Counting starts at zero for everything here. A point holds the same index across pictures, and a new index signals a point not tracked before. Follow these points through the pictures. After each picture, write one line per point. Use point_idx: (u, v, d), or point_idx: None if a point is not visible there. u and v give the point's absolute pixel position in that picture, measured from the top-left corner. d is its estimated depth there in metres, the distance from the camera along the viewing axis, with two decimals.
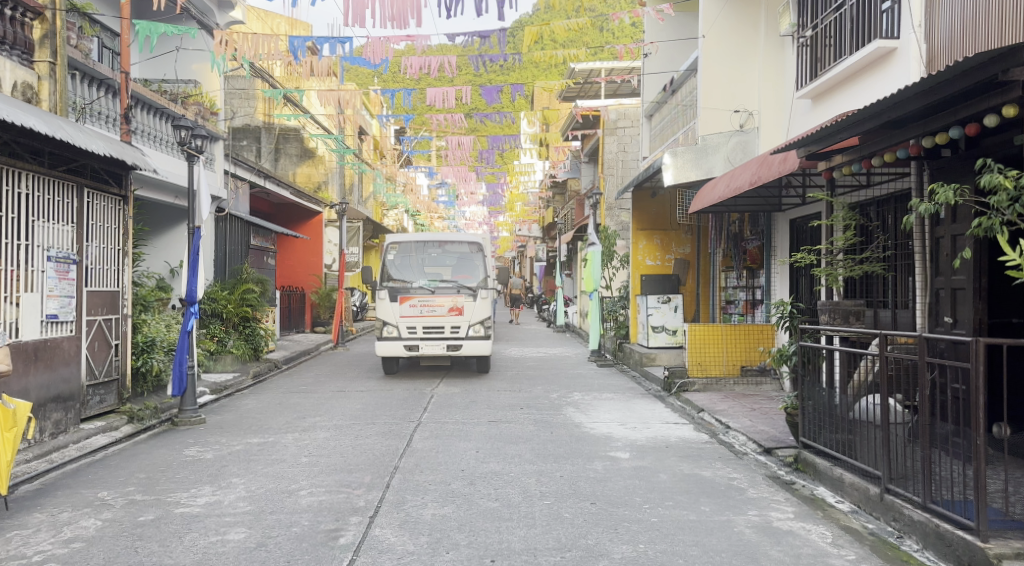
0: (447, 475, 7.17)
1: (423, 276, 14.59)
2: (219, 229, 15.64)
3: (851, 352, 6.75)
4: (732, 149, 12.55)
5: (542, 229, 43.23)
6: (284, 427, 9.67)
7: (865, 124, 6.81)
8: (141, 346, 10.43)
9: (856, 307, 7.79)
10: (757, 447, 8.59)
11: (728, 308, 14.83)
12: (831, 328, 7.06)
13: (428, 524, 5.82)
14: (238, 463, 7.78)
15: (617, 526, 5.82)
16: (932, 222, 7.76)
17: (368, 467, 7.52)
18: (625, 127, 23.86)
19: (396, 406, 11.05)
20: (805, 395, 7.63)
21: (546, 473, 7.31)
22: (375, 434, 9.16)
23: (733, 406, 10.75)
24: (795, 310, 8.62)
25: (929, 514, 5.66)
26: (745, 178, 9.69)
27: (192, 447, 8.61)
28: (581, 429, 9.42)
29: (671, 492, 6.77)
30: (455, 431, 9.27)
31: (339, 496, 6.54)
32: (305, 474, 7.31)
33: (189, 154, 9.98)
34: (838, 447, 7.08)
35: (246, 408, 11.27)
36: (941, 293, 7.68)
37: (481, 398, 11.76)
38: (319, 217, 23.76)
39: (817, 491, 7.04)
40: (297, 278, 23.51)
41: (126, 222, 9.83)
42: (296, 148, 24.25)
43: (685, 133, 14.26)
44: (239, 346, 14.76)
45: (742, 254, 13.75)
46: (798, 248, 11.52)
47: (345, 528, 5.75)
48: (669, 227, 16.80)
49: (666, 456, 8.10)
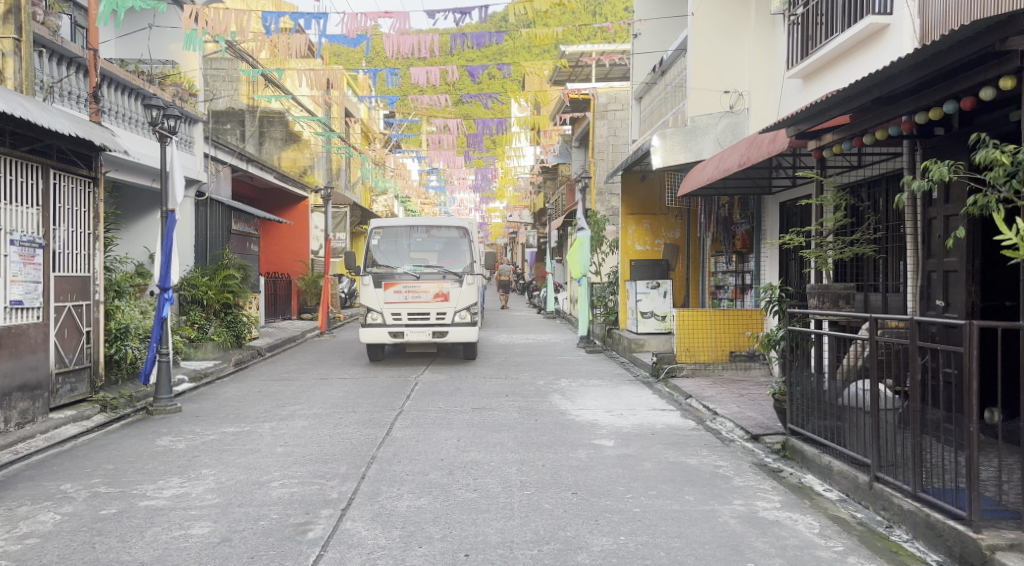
0: (425, 465, 6.95)
1: (408, 261, 14.32)
2: (199, 214, 15.38)
3: (839, 337, 6.57)
4: (722, 131, 12.18)
5: (535, 215, 43.01)
6: (262, 416, 9.44)
7: (856, 101, 6.62)
8: (114, 334, 10.13)
9: (845, 290, 7.54)
10: (745, 434, 8.39)
11: (717, 293, 14.58)
12: (820, 312, 6.87)
13: (402, 517, 5.60)
14: (210, 454, 7.56)
15: (598, 517, 5.62)
16: (924, 202, 7.53)
17: (344, 457, 7.29)
18: (615, 111, 23.58)
19: (379, 394, 10.83)
20: (793, 381, 7.46)
21: (527, 462, 7.10)
22: (354, 423, 8.92)
23: (721, 392, 10.56)
24: (783, 294, 8.43)
25: (919, 503, 5.46)
26: (736, 160, 9.36)
27: (164, 437, 8.38)
28: (566, 417, 9.20)
29: (654, 481, 6.57)
30: (438, 419, 9.06)
31: (312, 487, 6.32)
32: (278, 464, 7.09)
33: (162, 135, 9.66)
34: (826, 434, 6.90)
35: (225, 396, 11.05)
36: (933, 276, 7.45)
37: (466, 385, 11.54)
38: (305, 203, 23.46)
39: (805, 479, 6.86)
40: (283, 265, 23.36)
41: (96, 205, 9.56)
42: (280, 132, 23.66)
43: (675, 116, 13.97)
44: (221, 333, 14.47)
45: (732, 237, 13.55)
46: (788, 230, 11.32)
47: (315, 521, 5.52)
48: (658, 211, 16.57)
49: (651, 444, 7.91)
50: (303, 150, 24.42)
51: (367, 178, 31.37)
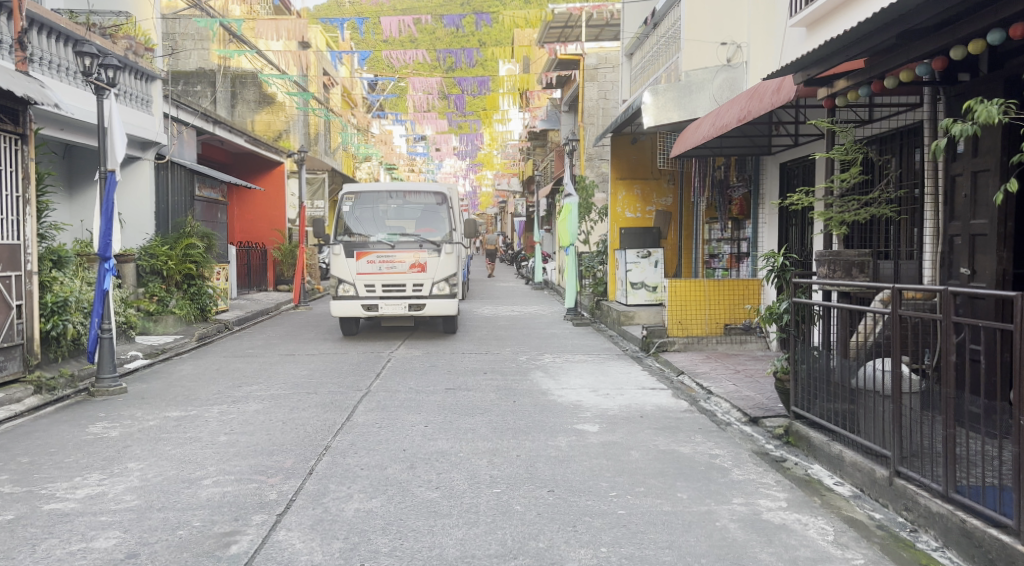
0: (384, 458, 6.11)
1: (382, 230, 13.36)
2: (159, 177, 14.61)
3: (852, 310, 5.75)
4: (719, 87, 11.30)
5: (523, 183, 42.01)
6: (214, 398, 8.59)
7: (876, 37, 5.70)
8: (50, 309, 9.23)
9: (859, 257, 6.55)
10: (742, 417, 7.57)
11: (711, 263, 13.67)
12: (829, 283, 6.08)
13: (347, 524, 4.78)
14: (143, 444, 6.75)
15: (576, 522, 4.81)
16: (947, 158, 6.70)
17: (295, 447, 6.46)
18: (605, 72, 22.69)
19: (346, 372, 10.03)
20: (798, 358, 6.71)
21: (499, 453, 6.26)
22: (312, 406, 8.08)
23: (715, 368, 9.80)
24: (786, 262, 7.58)
25: (950, 505, 4.66)
26: (734, 114, 8.49)
27: (98, 423, 7.56)
28: (548, 398, 8.38)
29: (642, 475, 5.72)
30: (406, 401, 8.23)
31: (248, 486, 5.50)
32: (217, 457, 6.26)
33: (97, 86, 8.75)
34: (835, 420, 6.11)
35: (179, 374, 10.24)
36: (955, 241, 6.59)
37: (442, 362, 10.72)
38: (280, 168, 22.38)
39: (812, 470, 6.02)
40: (259, 235, 22.38)
41: (25, 164, 8.72)
42: (254, 94, 23.04)
43: (667, 71, 13.10)
44: (183, 307, 13.71)
45: (727, 203, 12.56)
46: (789, 192, 10.50)
47: (243, 531, 4.70)
48: (649, 176, 15.67)
49: (639, 429, 7.07)
50: (278, 113, 23.49)
51: (349, 143, 30.47)
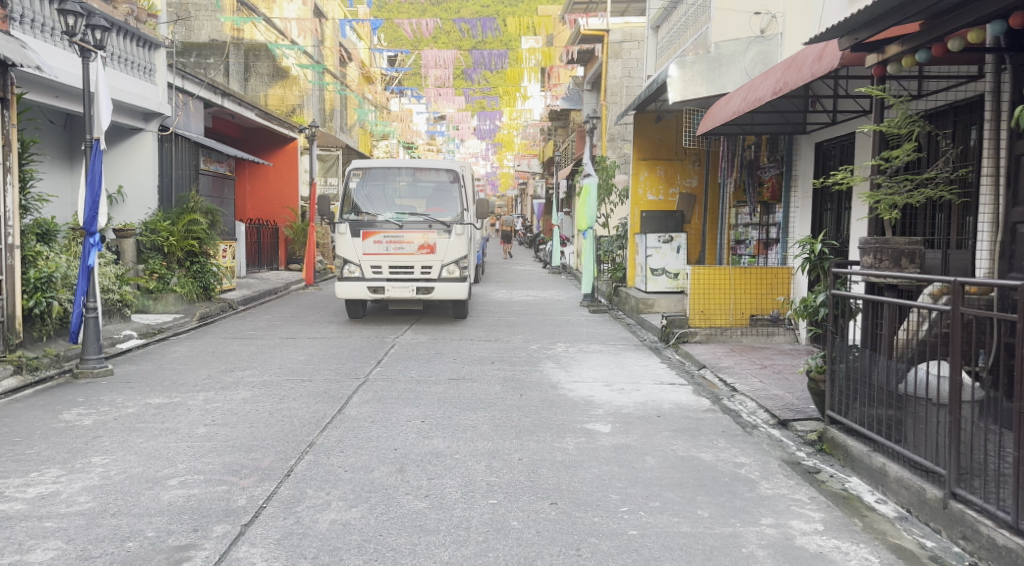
0: (372, 459, 5.51)
1: (391, 209, 12.72)
2: (162, 150, 14.09)
3: (903, 305, 5.07)
4: (751, 61, 10.64)
5: (544, 164, 41.21)
6: (201, 384, 8.05)
7: None
8: (34, 285, 8.70)
9: (911, 245, 5.76)
10: (770, 419, 6.91)
11: (738, 249, 12.91)
12: (875, 274, 5.41)
13: (318, 540, 4.20)
14: (115, 434, 6.20)
15: (580, 545, 4.19)
16: (1011, 136, 6.00)
17: (276, 444, 5.88)
18: (631, 49, 21.80)
19: (346, 358, 9.46)
20: (836, 356, 6.04)
21: (499, 456, 5.65)
22: (304, 396, 7.50)
23: (739, 363, 9.12)
24: (824, 249, 6.84)
25: (1019, 538, 3.98)
26: (769, 87, 7.78)
27: (73, 409, 7.02)
28: (557, 392, 7.75)
29: (659, 486, 5.08)
30: (404, 392, 7.63)
31: (217, 490, 4.93)
32: (190, 453, 5.70)
33: (82, 47, 8.16)
34: (878, 428, 5.43)
35: (171, 356, 9.71)
36: (1018, 230, 5.89)
37: (448, 349, 10.13)
38: (293, 144, 21.84)
39: (850, 484, 5.35)
40: (270, 212, 21.87)
41: (7, 131, 8.17)
42: (267, 67, 22.51)
43: (696, 42, 12.44)
44: (185, 285, 13.26)
45: (756, 185, 11.86)
46: (824, 175, 9.82)
47: (199, 545, 4.14)
48: (673, 156, 14.85)
49: (656, 431, 6.42)
50: (292, 87, 22.90)
51: (366, 120, 29.81)
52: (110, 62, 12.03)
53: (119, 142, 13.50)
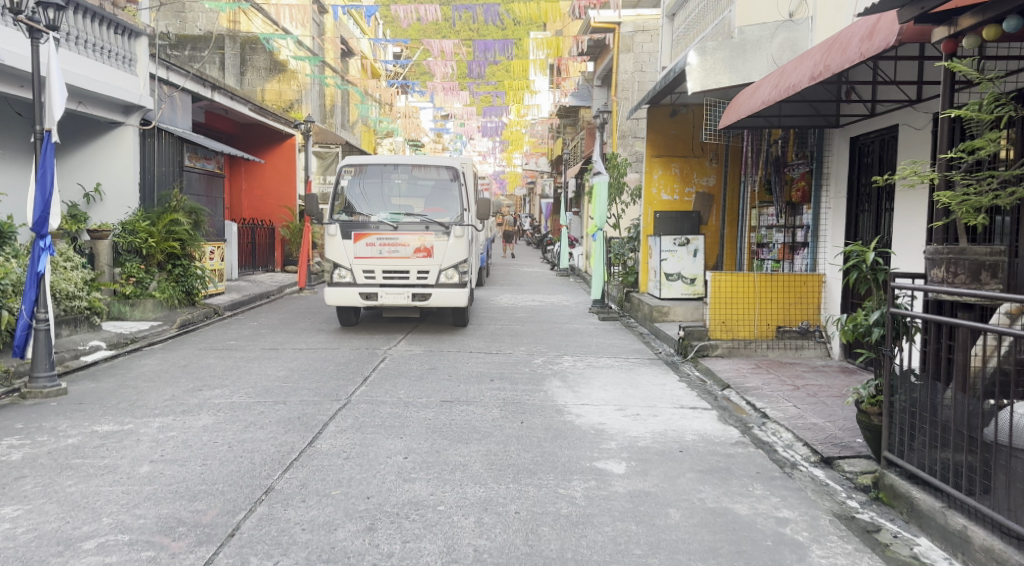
0: (337, 512, 4.57)
1: (385, 209, 11.75)
2: (143, 146, 13.17)
3: (983, 327, 4.10)
4: (778, 48, 9.65)
5: (552, 162, 40.20)
6: (161, 407, 7.11)
7: None
8: None
9: (990, 255, 4.74)
10: (811, 456, 5.92)
11: (759, 253, 11.86)
12: (943, 289, 4.43)
13: None
14: (42, 474, 5.27)
15: None
16: None
17: (228, 489, 4.94)
18: (642, 43, 20.93)
19: (329, 374, 8.51)
20: (893, 389, 5.03)
21: (492, 508, 4.69)
22: (273, 423, 6.56)
23: (768, 383, 8.12)
24: (876, 259, 5.82)
25: None
26: (807, 71, 6.80)
27: (6, 439, 6.08)
28: (563, 418, 6.78)
29: (687, 555, 4.12)
30: (389, 419, 6.67)
31: (138, 558, 3.98)
32: (123, 501, 4.76)
33: (30, 27, 7.26)
34: (950, 477, 4.45)
35: (139, 371, 8.78)
36: None
37: (443, 364, 9.17)
38: (291, 141, 20.92)
39: (920, 548, 4.37)
40: (266, 212, 20.95)
41: None
42: (265, 60, 21.69)
43: (716, 28, 11.56)
44: (165, 289, 12.32)
45: (783, 183, 10.84)
46: (862, 172, 8.83)
47: None
48: (690, 153, 13.86)
49: (680, 472, 5.45)
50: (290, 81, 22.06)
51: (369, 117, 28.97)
52: (79, 50, 11.19)
53: (95, 137, 12.62)
